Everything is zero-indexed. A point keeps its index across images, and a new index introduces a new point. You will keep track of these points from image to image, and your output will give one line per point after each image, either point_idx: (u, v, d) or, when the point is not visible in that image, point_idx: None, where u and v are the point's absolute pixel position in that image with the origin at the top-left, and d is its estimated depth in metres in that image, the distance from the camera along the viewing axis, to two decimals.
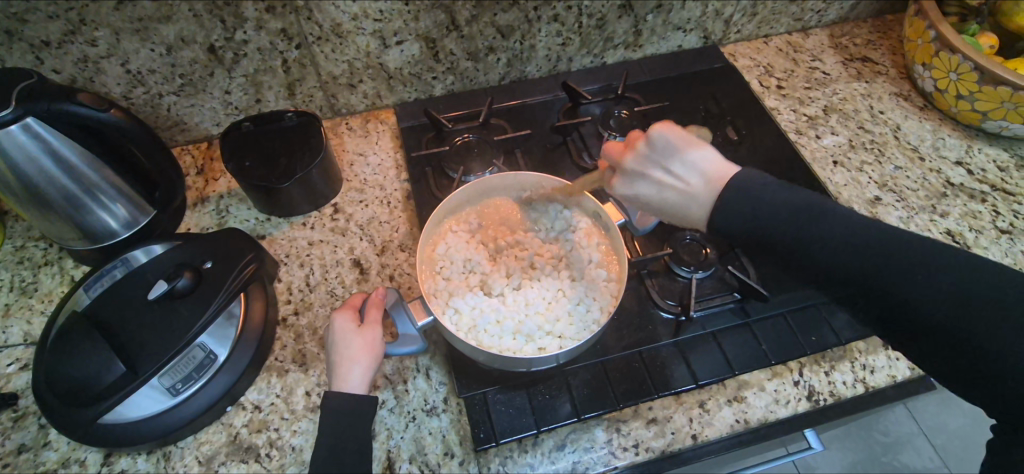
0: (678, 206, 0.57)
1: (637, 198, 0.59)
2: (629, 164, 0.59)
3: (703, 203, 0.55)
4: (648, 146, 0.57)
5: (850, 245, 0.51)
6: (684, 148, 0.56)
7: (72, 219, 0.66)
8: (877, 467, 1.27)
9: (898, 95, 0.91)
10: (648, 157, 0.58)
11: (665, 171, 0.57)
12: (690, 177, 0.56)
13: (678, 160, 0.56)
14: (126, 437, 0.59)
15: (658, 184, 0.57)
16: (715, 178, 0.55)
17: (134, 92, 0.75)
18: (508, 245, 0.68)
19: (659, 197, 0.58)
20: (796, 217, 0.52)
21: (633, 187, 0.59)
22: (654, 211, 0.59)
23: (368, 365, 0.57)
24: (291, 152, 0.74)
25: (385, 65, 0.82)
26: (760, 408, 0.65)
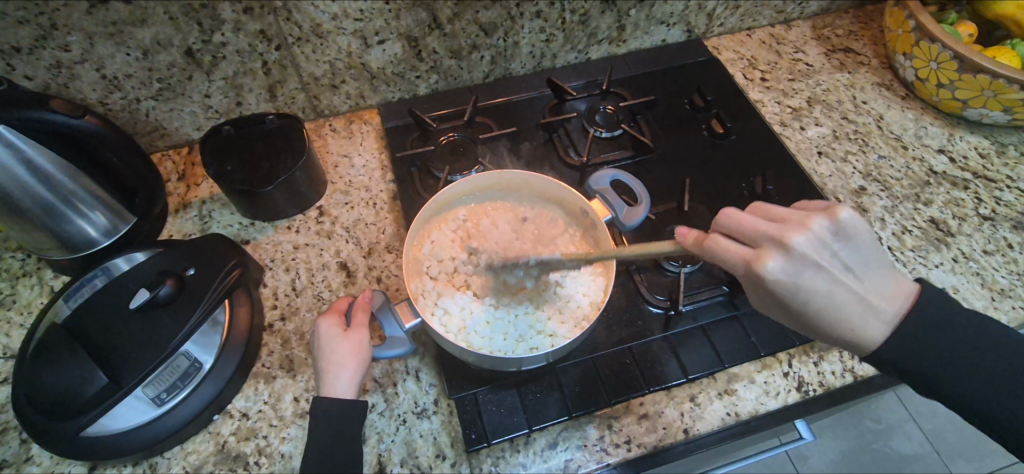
0: (859, 312, 0.52)
1: (802, 290, 0.50)
2: (800, 242, 0.49)
3: (885, 315, 0.53)
4: (829, 230, 0.50)
5: (906, 335, 0.52)
6: (864, 243, 0.51)
7: (48, 229, 0.65)
8: (869, 453, 1.29)
9: (880, 85, 0.92)
10: (829, 244, 0.50)
11: (840, 257, 0.50)
12: (868, 281, 0.52)
13: (854, 252, 0.51)
14: (110, 449, 0.58)
15: (836, 282, 0.50)
16: (885, 289, 0.53)
17: (111, 97, 0.73)
18: (497, 244, 0.67)
19: (832, 295, 0.51)
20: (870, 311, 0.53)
21: (796, 274, 0.49)
22: (814, 308, 0.51)
23: (354, 370, 0.56)
24: (273, 156, 0.73)
25: (367, 65, 0.82)
26: (751, 400, 0.65)
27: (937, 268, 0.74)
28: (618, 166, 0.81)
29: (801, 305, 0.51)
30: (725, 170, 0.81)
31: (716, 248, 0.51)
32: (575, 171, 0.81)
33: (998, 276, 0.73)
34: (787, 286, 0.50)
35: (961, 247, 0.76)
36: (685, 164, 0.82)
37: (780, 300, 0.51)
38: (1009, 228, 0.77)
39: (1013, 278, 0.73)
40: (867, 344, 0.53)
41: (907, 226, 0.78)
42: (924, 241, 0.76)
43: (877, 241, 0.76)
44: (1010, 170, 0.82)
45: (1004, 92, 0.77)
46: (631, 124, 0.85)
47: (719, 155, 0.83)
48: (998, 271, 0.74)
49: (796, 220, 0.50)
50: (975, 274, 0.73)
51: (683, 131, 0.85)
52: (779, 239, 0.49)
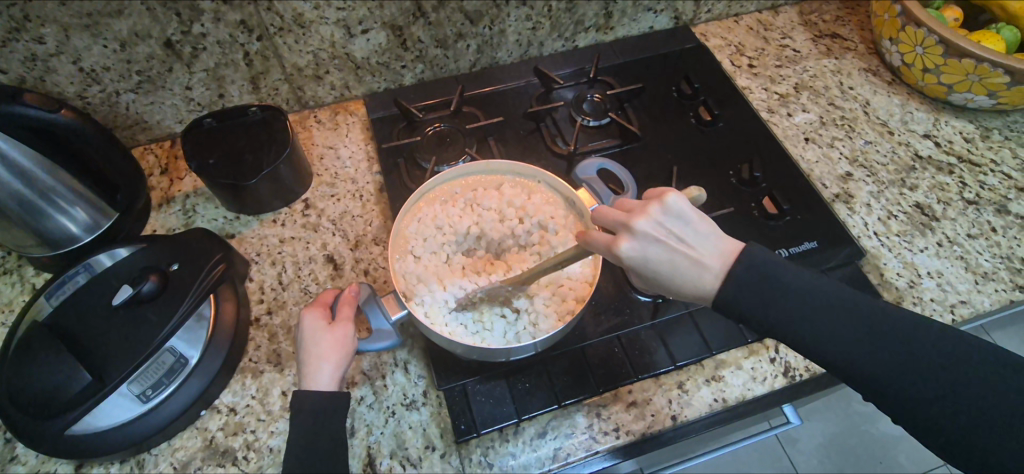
0: (696, 279, 0.52)
1: (647, 264, 0.53)
2: (640, 225, 0.51)
3: (716, 276, 0.51)
4: (664, 211, 0.52)
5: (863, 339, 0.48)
6: (698, 217, 0.52)
7: (27, 225, 0.64)
8: (858, 435, 1.31)
9: (867, 70, 0.92)
10: (663, 222, 0.52)
11: (676, 233, 0.51)
12: (706, 250, 0.52)
13: (684, 225, 0.52)
14: (94, 447, 0.58)
15: (671, 254, 0.52)
16: (719, 251, 0.51)
17: (89, 90, 0.72)
18: (497, 223, 0.67)
19: (669, 265, 0.52)
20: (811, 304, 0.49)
21: (644, 251, 0.52)
22: (654, 277, 0.53)
23: (337, 364, 0.56)
24: (257, 148, 0.72)
25: (351, 55, 0.80)
26: (737, 386, 0.65)
27: (922, 252, 0.74)
28: (605, 154, 0.81)
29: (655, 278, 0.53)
30: (712, 158, 0.81)
31: (591, 240, 0.53)
32: (562, 161, 0.81)
33: (982, 260, 0.74)
34: (637, 264, 0.53)
35: (945, 232, 0.76)
36: (672, 151, 0.82)
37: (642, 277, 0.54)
38: (993, 212, 0.78)
39: (996, 262, 0.74)
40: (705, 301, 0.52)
41: (893, 211, 0.78)
42: (909, 226, 0.77)
43: (862, 226, 0.76)
44: (994, 154, 0.83)
45: (989, 77, 0.77)
46: (619, 112, 0.84)
47: (707, 142, 0.83)
48: (981, 255, 0.74)
49: (638, 208, 0.53)
50: (959, 258, 0.74)
51: (671, 119, 0.85)
52: (624, 224, 0.52)
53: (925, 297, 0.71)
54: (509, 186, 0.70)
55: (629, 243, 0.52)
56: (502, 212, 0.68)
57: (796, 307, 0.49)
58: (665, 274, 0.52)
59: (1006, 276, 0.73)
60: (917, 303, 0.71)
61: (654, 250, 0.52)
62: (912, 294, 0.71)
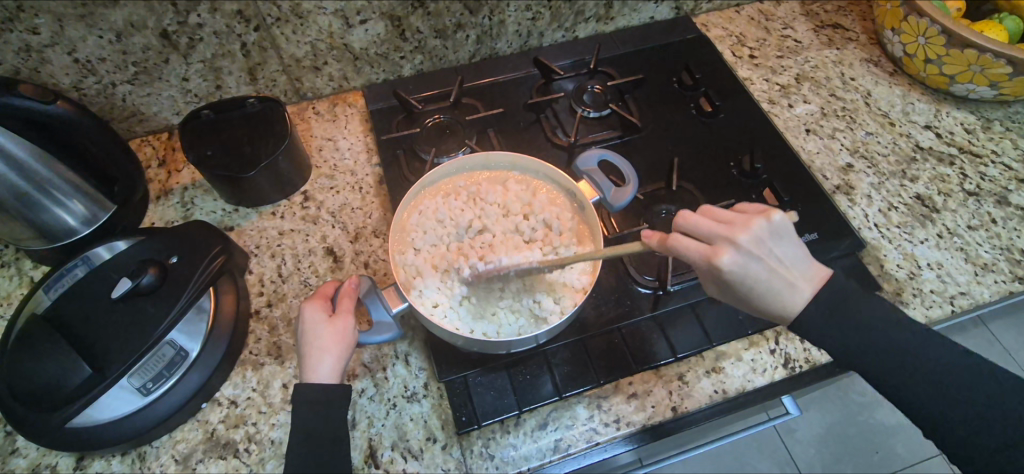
0: (793, 299, 0.54)
1: (745, 278, 0.53)
2: (745, 240, 0.52)
3: (805, 297, 0.54)
4: (768, 230, 0.53)
5: (899, 355, 0.52)
6: (800, 244, 0.54)
7: (25, 218, 0.63)
8: (855, 426, 1.32)
9: (868, 61, 0.91)
10: (765, 241, 0.53)
11: (777, 252, 0.53)
12: (801, 272, 0.54)
13: (789, 248, 0.54)
14: (95, 439, 0.58)
15: (771, 271, 0.53)
16: (814, 275, 0.55)
17: (85, 81, 0.71)
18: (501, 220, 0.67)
19: (768, 283, 0.53)
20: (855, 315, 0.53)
21: (741, 264, 0.53)
22: (763, 296, 0.54)
23: (338, 356, 0.55)
24: (255, 140, 0.71)
25: (350, 45, 0.80)
26: (738, 378, 0.66)
27: (922, 244, 0.74)
28: (606, 146, 0.80)
29: (744, 292, 0.54)
30: (713, 149, 0.81)
31: (682, 247, 0.54)
32: (563, 152, 0.80)
33: (982, 251, 0.74)
34: (734, 278, 0.53)
35: (946, 223, 0.76)
36: (673, 143, 0.81)
37: (727, 287, 0.55)
38: (994, 203, 0.77)
39: (996, 253, 0.74)
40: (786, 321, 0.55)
41: (893, 202, 0.78)
42: (910, 218, 0.77)
43: (863, 218, 0.76)
44: (996, 145, 0.82)
45: (991, 67, 0.77)
46: (620, 103, 0.84)
47: (708, 133, 0.82)
48: (981, 246, 0.74)
49: (739, 222, 0.54)
50: (959, 249, 0.74)
51: (671, 110, 0.84)
52: (728, 236, 0.53)
53: (925, 288, 0.71)
54: (514, 183, 0.70)
55: (734, 255, 0.52)
56: (506, 208, 0.68)
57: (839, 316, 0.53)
58: (763, 294, 0.54)
59: (1006, 267, 0.73)
60: (917, 294, 0.71)
61: (756, 268, 0.53)
62: (912, 286, 0.71)
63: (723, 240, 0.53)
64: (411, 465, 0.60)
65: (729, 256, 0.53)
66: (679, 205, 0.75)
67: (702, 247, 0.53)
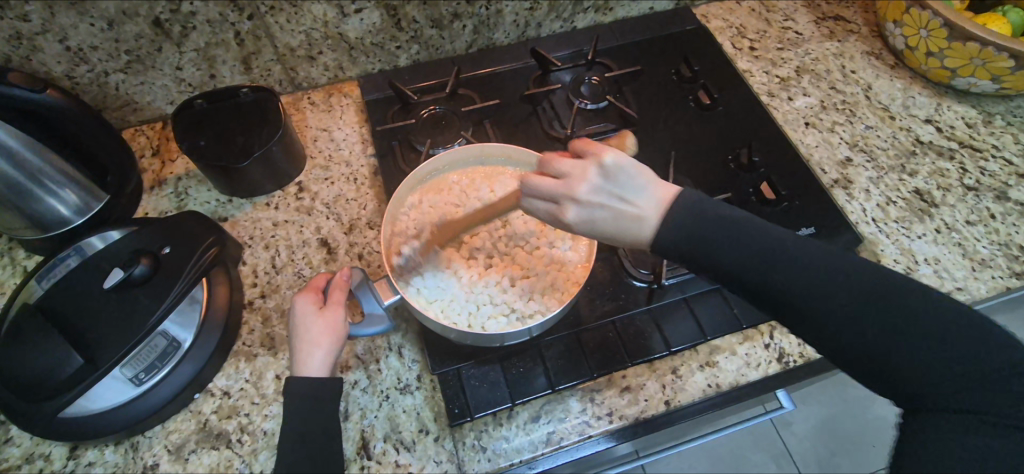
0: (631, 232, 0.50)
1: (593, 229, 0.52)
2: (581, 193, 0.50)
3: (652, 225, 0.49)
4: (597, 173, 0.50)
5: (847, 299, 0.45)
6: (637, 170, 0.50)
7: (17, 208, 0.63)
8: (850, 420, 1.32)
9: (870, 54, 0.90)
10: (601, 187, 0.50)
11: (578, 189, 0.50)
12: (637, 204, 0.50)
13: (627, 185, 0.50)
14: (88, 430, 0.58)
15: (615, 214, 0.50)
16: (651, 196, 0.50)
17: (78, 70, 0.70)
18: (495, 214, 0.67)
19: (606, 227, 0.51)
20: (821, 272, 0.46)
21: (591, 213, 0.51)
22: (615, 238, 0.51)
23: (330, 349, 0.55)
24: (248, 130, 0.71)
25: (345, 35, 0.79)
26: (732, 371, 0.65)
27: (919, 239, 0.74)
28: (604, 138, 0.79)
29: (603, 240, 0.53)
30: (711, 142, 0.80)
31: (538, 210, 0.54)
32: (559, 144, 0.80)
33: (980, 247, 0.73)
34: (588, 230, 0.52)
35: (944, 218, 0.76)
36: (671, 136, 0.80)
37: (597, 239, 0.53)
38: (993, 198, 0.77)
39: (994, 249, 0.73)
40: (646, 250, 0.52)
41: (891, 197, 0.77)
42: (908, 212, 0.76)
43: (861, 212, 0.76)
44: (996, 139, 0.82)
45: (993, 61, 0.76)
46: (617, 95, 0.83)
47: (706, 126, 0.82)
48: (980, 242, 0.74)
49: (575, 171, 0.51)
50: (957, 244, 0.74)
51: (669, 102, 0.84)
52: (567, 193, 0.51)
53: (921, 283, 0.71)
54: (507, 178, 0.70)
55: (546, 198, 0.53)
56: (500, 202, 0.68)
57: (795, 271, 0.46)
58: (610, 236, 0.51)
59: (1003, 263, 0.72)
60: None
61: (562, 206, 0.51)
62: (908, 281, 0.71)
63: (533, 189, 0.53)
64: (403, 456, 0.60)
65: (542, 197, 0.53)
66: None
67: (548, 205, 0.53)
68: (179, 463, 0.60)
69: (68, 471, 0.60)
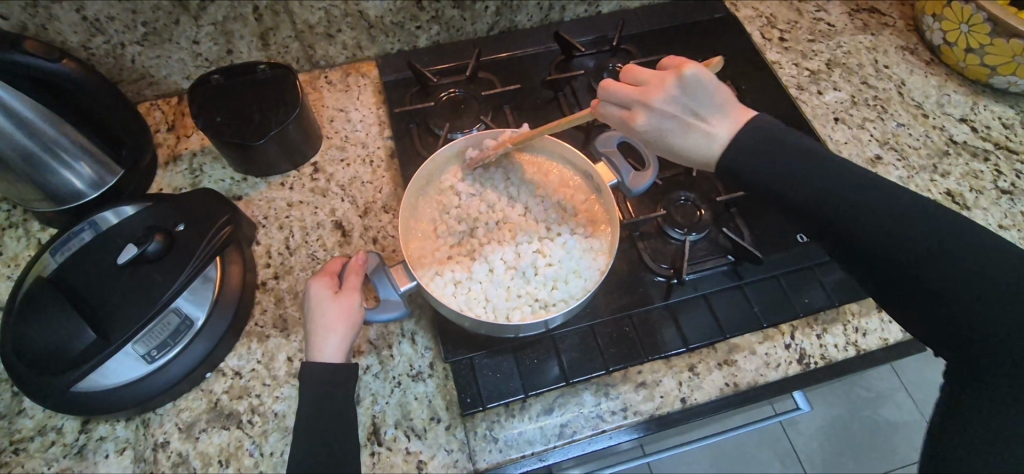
0: (699, 146, 0.53)
1: (661, 137, 0.55)
2: (656, 101, 0.53)
3: (720, 143, 0.53)
4: (677, 85, 0.53)
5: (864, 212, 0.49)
6: (718, 92, 0.52)
7: (32, 180, 0.62)
8: (859, 421, 1.31)
9: (904, 48, 0.87)
10: (677, 98, 0.53)
11: (670, 101, 0.53)
12: (715, 121, 0.53)
13: (704, 100, 0.52)
14: (100, 404, 0.58)
15: (684, 128, 0.53)
16: (728, 112, 0.53)
17: (94, 41, 0.69)
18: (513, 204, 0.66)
19: (681, 138, 0.54)
20: (843, 186, 0.49)
21: (654, 125, 0.54)
22: (683, 153, 0.55)
23: (345, 335, 0.55)
24: (265, 108, 0.69)
25: (365, 13, 0.77)
26: (750, 371, 0.64)
27: None
28: None
29: (666, 150, 0.56)
30: None
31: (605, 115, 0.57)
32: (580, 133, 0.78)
33: None
34: (653, 139, 0.56)
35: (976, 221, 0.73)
36: None
37: (657, 150, 0.57)
38: None
39: None
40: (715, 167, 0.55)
41: None
42: None
43: None
44: None
45: None
46: None
47: None
48: None
49: (654, 82, 0.54)
50: None
51: None
52: (642, 100, 0.54)
53: None
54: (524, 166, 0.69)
55: (620, 107, 0.56)
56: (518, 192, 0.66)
57: (828, 187, 0.49)
58: (679, 149, 0.55)
59: None
60: None
61: (645, 115, 0.54)
62: None
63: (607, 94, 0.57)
64: (414, 444, 0.59)
65: (614, 106, 0.57)
66: (699, 192, 0.70)
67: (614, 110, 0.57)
68: (190, 442, 0.60)
69: (80, 445, 0.60)
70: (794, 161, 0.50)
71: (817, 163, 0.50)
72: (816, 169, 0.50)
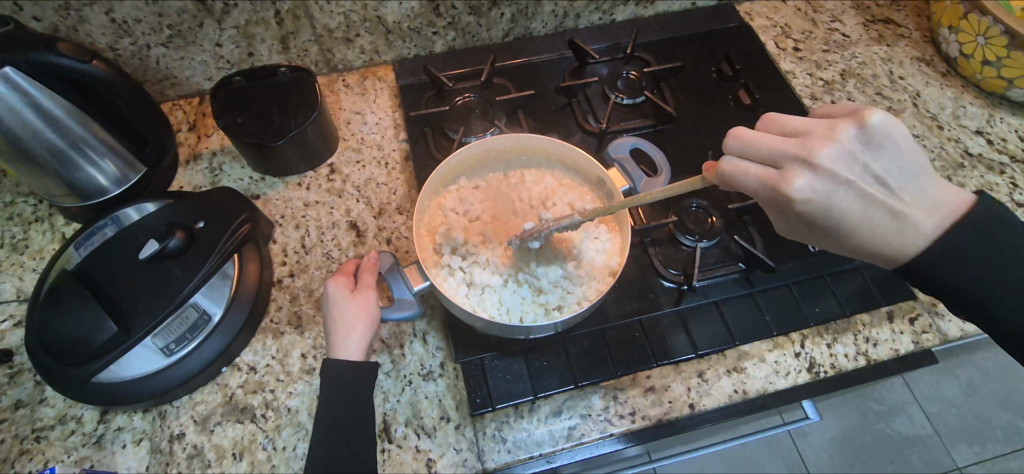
0: (886, 224, 0.51)
1: (830, 206, 0.50)
2: (828, 157, 0.49)
3: (924, 229, 0.51)
4: (857, 140, 0.49)
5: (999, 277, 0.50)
6: (901, 146, 0.49)
7: (59, 175, 0.64)
8: (869, 434, 1.29)
9: (920, 60, 0.87)
10: (852, 155, 0.49)
11: (850, 162, 0.49)
12: (902, 191, 0.50)
13: (886, 160, 0.49)
14: (118, 396, 0.59)
15: (863, 194, 0.50)
16: (932, 204, 0.51)
17: (120, 42, 0.71)
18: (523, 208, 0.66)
19: (862, 210, 0.50)
20: (981, 250, 0.50)
21: (818, 189, 0.49)
22: (871, 231, 0.51)
23: (364, 333, 0.56)
24: (285, 110, 0.71)
25: (383, 18, 0.78)
26: (760, 379, 0.64)
27: None
28: (637, 134, 0.78)
29: (835, 225, 0.52)
30: None
31: (743, 178, 0.52)
32: (593, 139, 0.78)
33: None
34: (819, 206, 0.50)
35: None
36: (707, 134, 0.79)
37: (817, 223, 0.52)
38: None
39: None
40: (897, 263, 0.53)
41: None
42: None
43: None
44: None
45: None
46: (654, 91, 0.81)
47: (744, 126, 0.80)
48: None
49: (821, 134, 0.50)
50: None
51: (708, 101, 0.82)
52: (805, 157, 0.49)
53: None
54: (529, 173, 0.70)
55: (772, 165, 0.51)
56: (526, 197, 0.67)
57: (969, 252, 0.51)
58: (864, 222, 0.51)
59: None
60: None
61: (818, 177, 0.49)
62: None
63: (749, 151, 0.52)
64: (424, 442, 0.60)
65: (767, 163, 0.52)
66: (711, 200, 0.71)
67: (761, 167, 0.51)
68: (205, 434, 0.61)
69: (99, 434, 0.61)
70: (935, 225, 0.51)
71: (966, 225, 0.51)
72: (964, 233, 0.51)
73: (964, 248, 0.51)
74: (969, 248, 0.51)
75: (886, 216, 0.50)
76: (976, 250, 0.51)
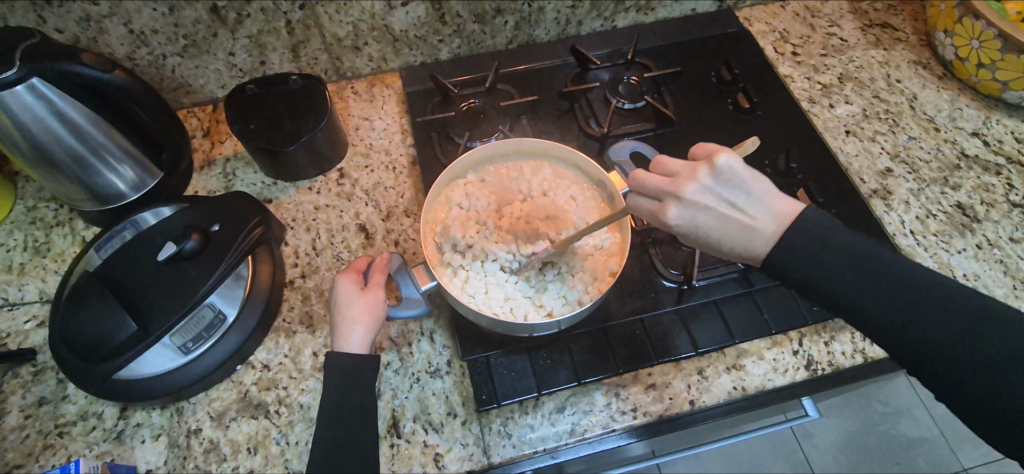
0: (743, 243, 0.54)
1: (696, 229, 0.55)
2: (689, 193, 0.53)
3: (767, 237, 0.52)
4: (711, 177, 0.53)
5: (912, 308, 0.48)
6: (750, 180, 0.52)
7: (80, 180, 0.67)
8: (874, 435, 1.30)
9: (917, 63, 0.88)
10: (710, 188, 0.53)
11: (710, 195, 0.53)
12: (757, 214, 0.53)
13: (739, 190, 0.53)
14: (138, 392, 0.61)
15: (723, 220, 0.53)
16: (779, 217, 0.53)
17: (138, 52, 0.74)
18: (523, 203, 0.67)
19: (722, 233, 0.54)
20: (875, 279, 0.49)
21: (685, 217, 0.54)
22: (732, 249, 0.55)
23: (367, 328, 0.58)
24: (296, 116, 0.73)
25: (390, 27, 0.81)
26: (759, 376, 0.66)
27: (959, 254, 0.73)
28: (638, 138, 0.80)
29: (705, 241, 0.56)
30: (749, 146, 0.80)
31: (631, 207, 0.57)
32: (595, 142, 0.80)
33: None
34: (685, 228, 0.55)
35: (987, 234, 0.74)
36: (707, 137, 0.81)
37: (692, 240, 0.56)
38: None
39: None
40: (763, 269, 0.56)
41: (932, 209, 0.76)
42: (948, 226, 0.75)
43: (899, 224, 0.75)
44: None
45: None
46: (654, 96, 0.83)
47: (743, 129, 0.81)
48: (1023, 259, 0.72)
49: (685, 172, 0.54)
50: (999, 261, 0.72)
51: (707, 105, 0.84)
52: (670, 192, 0.54)
53: None
54: (529, 168, 0.72)
55: (651, 196, 0.56)
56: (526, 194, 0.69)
57: (859, 279, 0.50)
58: (725, 241, 0.55)
59: None
60: None
61: (682, 208, 0.54)
62: None
63: (633, 183, 0.57)
64: (432, 437, 0.62)
65: (647, 194, 0.56)
66: None
67: (641, 200, 0.56)
68: (220, 429, 0.64)
69: (119, 430, 0.63)
70: (837, 255, 0.50)
71: (869, 256, 0.50)
72: (835, 260, 0.50)
73: (863, 277, 0.50)
74: (837, 275, 0.50)
75: (745, 236, 0.53)
76: (863, 278, 0.50)
